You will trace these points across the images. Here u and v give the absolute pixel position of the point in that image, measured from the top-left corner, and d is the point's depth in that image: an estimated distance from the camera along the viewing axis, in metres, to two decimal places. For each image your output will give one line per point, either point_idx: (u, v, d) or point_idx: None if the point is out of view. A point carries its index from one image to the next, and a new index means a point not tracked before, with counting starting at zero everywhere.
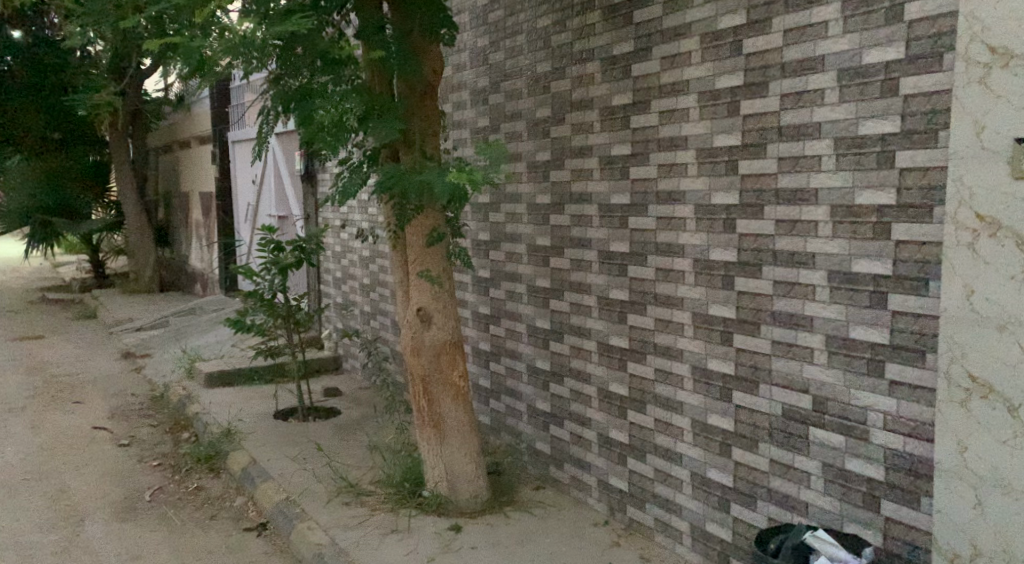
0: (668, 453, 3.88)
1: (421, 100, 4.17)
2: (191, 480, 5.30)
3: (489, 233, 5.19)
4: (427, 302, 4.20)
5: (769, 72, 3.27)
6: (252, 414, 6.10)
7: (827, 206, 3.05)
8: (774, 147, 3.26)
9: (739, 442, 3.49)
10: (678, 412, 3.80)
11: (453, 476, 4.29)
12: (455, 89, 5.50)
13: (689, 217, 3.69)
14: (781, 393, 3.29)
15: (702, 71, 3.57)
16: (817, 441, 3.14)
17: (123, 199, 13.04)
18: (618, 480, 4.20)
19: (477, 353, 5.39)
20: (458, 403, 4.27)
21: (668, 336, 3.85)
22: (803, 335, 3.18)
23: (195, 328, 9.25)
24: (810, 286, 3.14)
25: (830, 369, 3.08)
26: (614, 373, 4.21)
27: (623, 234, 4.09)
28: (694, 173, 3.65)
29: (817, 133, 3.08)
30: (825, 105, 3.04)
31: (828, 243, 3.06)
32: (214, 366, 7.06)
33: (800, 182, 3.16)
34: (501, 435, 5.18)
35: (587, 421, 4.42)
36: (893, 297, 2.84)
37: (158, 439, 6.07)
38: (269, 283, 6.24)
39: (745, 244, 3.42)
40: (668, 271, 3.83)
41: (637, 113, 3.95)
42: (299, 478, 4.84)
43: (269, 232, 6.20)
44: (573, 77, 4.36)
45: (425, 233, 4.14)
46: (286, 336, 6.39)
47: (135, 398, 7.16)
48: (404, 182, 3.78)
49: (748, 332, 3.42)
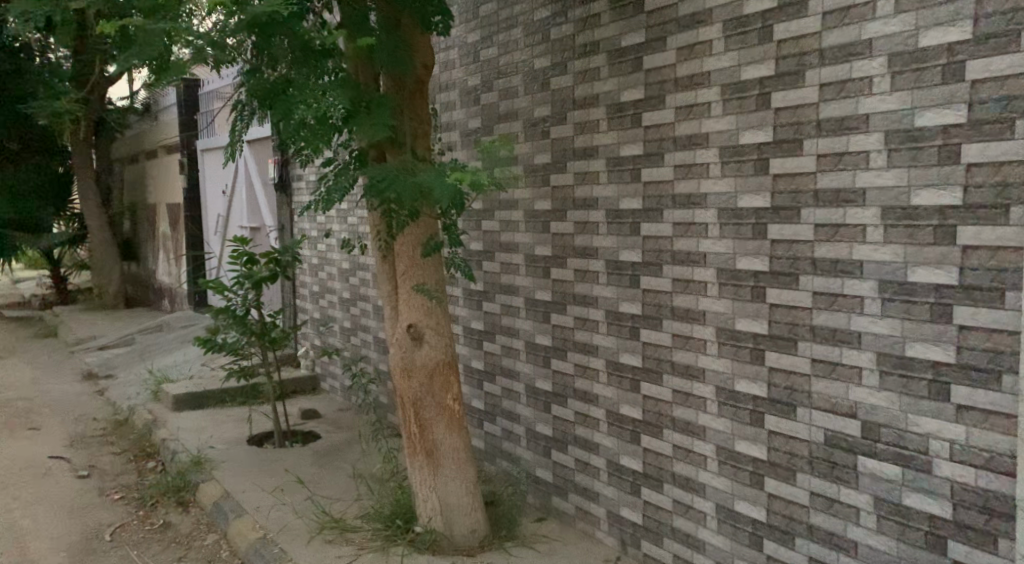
0: (688, 483, 3.52)
1: (411, 98, 3.78)
2: (156, 516, 4.85)
3: (482, 243, 4.82)
4: (419, 319, 3.82)
5: (805, 60, 2.93)
6: (224, 440, 5.65)
7: (877, 207, 2.72)
8: (812, 143, 2.92)
9: (773, 472, 3.14)
10: (701, 437, 3.45)
11: (448, 510, 3.88)
12: (443, 88, 5.13)
13: (712, 222, 3.35)
14: (823, 417, 2.94)
15: (725, 61, 3.24)
16: (867, 472, 2.80)
17: (86, 209, 12.45)
18: (631, 512, 3.83)
19: (470, 372, 5.01)
20: (452, 429, 3.88)
21: (688, 353, 3.50)
22: (849, 352, 2.84)
23: (162, 346, 8.76)
24: (858, 298, 2.80)
25: (882, 392, 2.74)
26: (625, 395, 3.85)
27: (635, 242, 3.74)
28: (717, 173, 3.30)
29: (864, 126, 2.74)
30: (873, 94, 2.71)
31: (878, 250, 2.73)
32: (182, 387, 6.60)
33: (843, 181, 2.82)
34: (497, 461, 4.80)
35: (594, 446, 4.05)
36: (960, 310, 2.51)
37: (121, 469, 5.61)
38: (241, 299, 5.82)
39: (778, 251, 3.07)
40: (687, 282, 3.47)
41: (649, 109, 3.61)
42: (277, 512, 4.41)
43: (242, 243, 5.79)
44: (576, 72, 4.00)
45: (418, 242, 3.78)
46: (262, 355, 5.95)
47: (97, 423, 6.68)
48: (397, 185, 3.38)
49: (783, 349, 3.08)
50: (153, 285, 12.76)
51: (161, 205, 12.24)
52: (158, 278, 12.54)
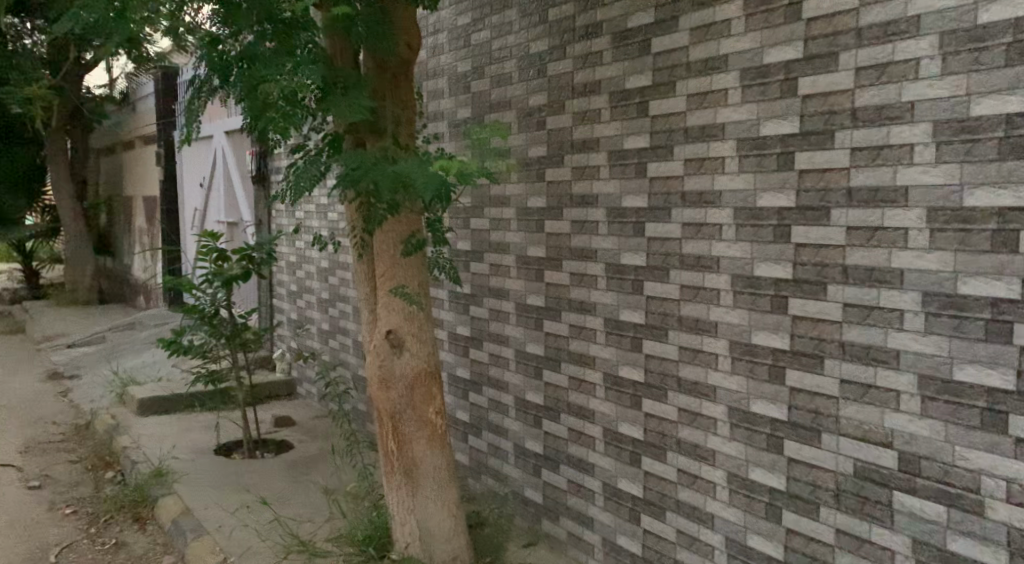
0: (695, 513, 3.17)
1: (393, 81, 3.41)
2: (109, 534, 4.47)
3: (470, 243, 4.46)
4: (399, 324, 3.46)
5: (839, 41, 2.58)
6: (189, 449, 5.27)
7: (921, 209, 2.37)
8: (845, 135, 2.57)
9: (793, 505, 2.79)
10: (710, 463, 3.10)
11: (428, 535, 3.50)
12: (429, 75, 4.76)
13: (726, 223, 3.00)
14: (853, 445, 2.59)
15: (746, 43, 2.89)
16: (904, 510, 2.45)
17: (60, 200, 12.00)
18: (629, 541, 3.48)
19: (455, 381, 4.66)
20: (434, 446, 3.51)
21: (696, 369, 3.15)
22: (885, 374, 2.49)
23: (131, 345, 8.36)
24: (897, 311, 2.45)
25: (924, 419, 2.39)
26: (624, 412, 3.50)
27: (638, 244, 3.39)
28: (734, 169, 2.95)
29: (909, 115, 2.39)
30: (921, 79, 2.36)
31: (921, 257, 2.38)
32: (148, 390, 6.21)
33: (882, 178, 2.47)
34: (483, 478, 4.44)
35: (589, 467, 3.70)
36: (1022, 329, 2.16)
37: (76, 481, 5.22)
38: (211, 298, 5.43)
39: (803, 256, 2.73)
40: (698, 289, 3.13)
41: (658, 97, 3.25)
42: (240, 534, 4.03)
43: (212, 239, 5.40)
44: (577, 56, 3.65)
45: (400, 239, 3.42)
46: (231, 358, 5.57)
47: (57, 427, 6.29)
48: (374, 174, 3.02)
49: (807, 367, 2.73)
50: (128, 281, 12.33)
51: (138, 198, 11.81)
52: (134, 273, 12.11)
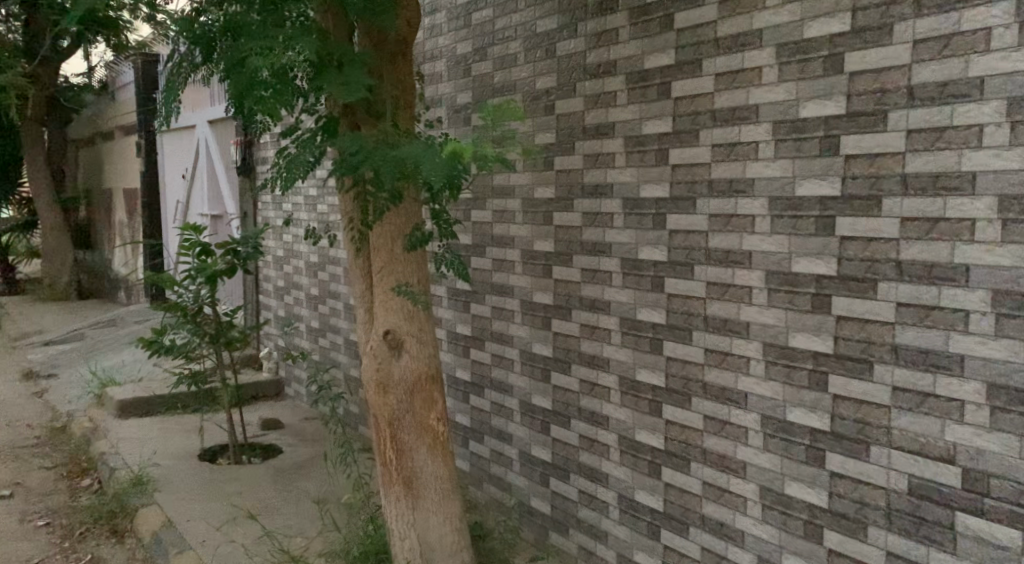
0: (722, 529, 2.92)
1: (392, 59, 3.12)
2: (85, 548, 4.18)
3: (472, 236, 4.19)
4: (398, 324, 3.18)
5: (894, 11, 2.31)
6: (171, 454, 4.98)
7: (991, 197, 2.12)
8: (900, 117, 2.31)
9: (837, 524, 2.54)
10: (740, 475, 2.85)
11: (429, 551, 3.23)
12: (426, 56, 4.48)
13: (760, 214, 2.73)
14: (907, 460, 2.34)
15: (782, 16, 2.63)
16: (970, 534, 2.20)
17: (38, 192, 11.60)
18: (647, 558, 3.23)
19: (455, 383, 4.40)
20: (435, 455, 3.24)
21: (725, 374, 2.89)
22: (946, 381, 2.24)
23: (111, 343, 8.03)
24: (961, 313, 2.20)
25: (993, 434, 2.14)
26: (642, 419, 3.24)
27: (658, 238, 3.13)
28: (769, 154, 2.69)
29: (978, 93, 2.13)
30: (992, 51, 2.10)
31: (992, 251, 2.13)
32: (128, 392, 5.90)
33: (944, 164, 2.22)
34: (485, 486, 4.18)
35: (602, 477, 3.44)
36: None
37: (49, 489, 4.92)
38: (194, 295, 5.13)
39: (850, 251, 2.47)
40: (726, 287, 2.86)
41: (681, 77, 2.99)
42: (225, 550, 3.75)
43: (195, 232, 5.09)
44: (589, 34, 3.37)
45: (400, 232, 3.14)
46: (216, 357, 5.27)
47: (31, 431, 5.98)
48: (375, 160, 2.74)
49: (854, 374, 2.47)
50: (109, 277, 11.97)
51: (118, 190, 11.45)
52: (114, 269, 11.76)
